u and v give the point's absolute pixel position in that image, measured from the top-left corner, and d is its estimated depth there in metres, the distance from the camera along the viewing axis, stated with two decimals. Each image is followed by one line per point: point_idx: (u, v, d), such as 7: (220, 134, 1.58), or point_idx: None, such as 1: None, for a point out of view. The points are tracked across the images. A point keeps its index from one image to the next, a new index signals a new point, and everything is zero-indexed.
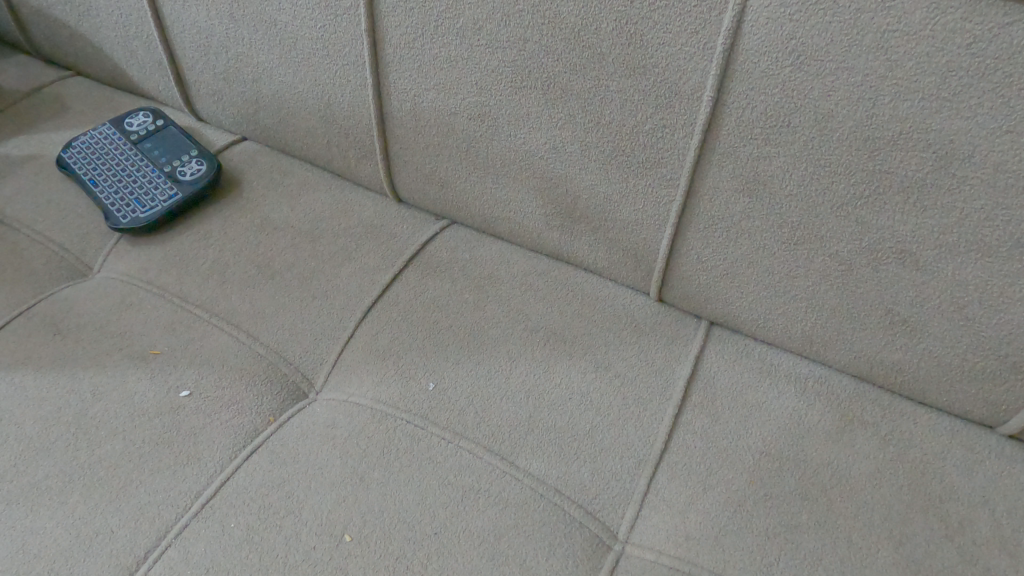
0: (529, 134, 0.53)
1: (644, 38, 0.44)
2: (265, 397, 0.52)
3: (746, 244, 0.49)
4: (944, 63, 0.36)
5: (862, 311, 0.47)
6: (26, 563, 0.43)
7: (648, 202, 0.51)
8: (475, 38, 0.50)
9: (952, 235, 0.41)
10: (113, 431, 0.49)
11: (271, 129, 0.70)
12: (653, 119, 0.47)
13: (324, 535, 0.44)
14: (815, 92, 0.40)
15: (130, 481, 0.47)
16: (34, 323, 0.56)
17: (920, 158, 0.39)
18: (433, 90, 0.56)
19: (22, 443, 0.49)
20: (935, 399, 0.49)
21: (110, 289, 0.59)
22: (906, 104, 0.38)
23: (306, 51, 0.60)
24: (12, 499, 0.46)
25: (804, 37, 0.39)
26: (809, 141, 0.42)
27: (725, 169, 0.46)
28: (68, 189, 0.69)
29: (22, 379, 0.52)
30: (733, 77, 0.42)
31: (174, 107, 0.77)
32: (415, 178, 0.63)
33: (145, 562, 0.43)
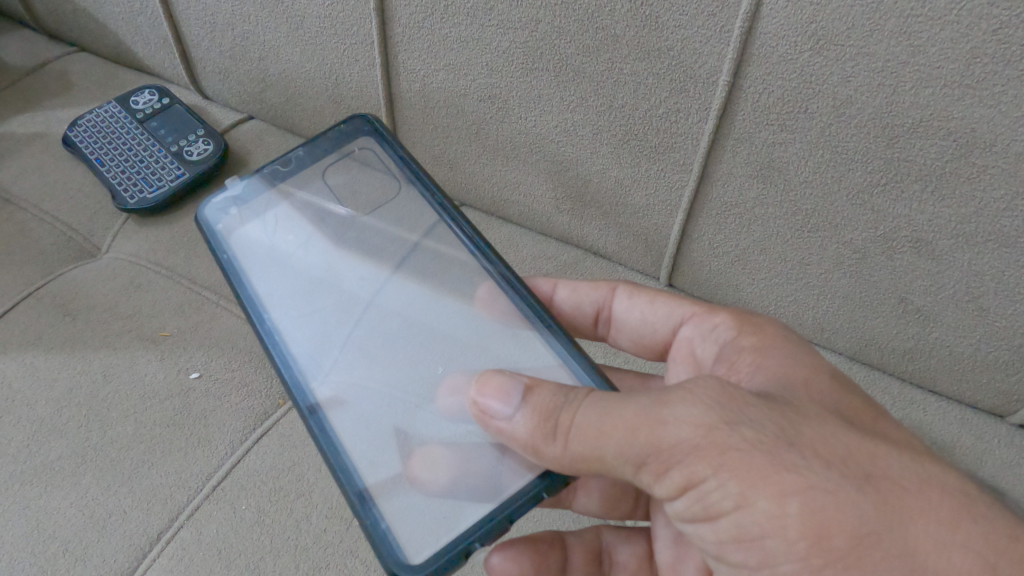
0: (541, 118, 0.53)
1: (660, 20, 0.42)
2: (275, 379, 0.52)
3: (759, 231, 0.49)
4: (969, 49, 0.35)
5: (874, 299, 0.47)
6: (41, 543, 0.44)
7: (659, 187, 0.51)
8: (485, 18, 0.49)
9: (970, 225, 0.40)
10: (124, 412, 0.49)
11: (278, 109, 0.69)
12: (667, 104, 0.46)
13: (335, 518, 0.44)
14: (834, 78, 0.39)
15: (142, 463, 0.47)
16: (44, 303, 0.56)
17: (940, 146, 0.38)
18: (443, 71, 0.55)
19: (35, 423, 0.49)
20: (945, 388, 0.49)
21: (118, 270, 0.59)
22: (927, 91, 0.37)
23: (313, 30, 0.59)
24: (27, 479, 0.46)
25: (825, 21, 0.37)
26: (825, 127, 0.41)
27: (739, 154, 0.46)
28: (75, 169, 0.68)
29: (33, 360, 0.53)
30: (750, 63, 0.41)
31: (180, 84, 0.76)
32: (424, 159, 0.62)
33: (157, 543, 0.44)
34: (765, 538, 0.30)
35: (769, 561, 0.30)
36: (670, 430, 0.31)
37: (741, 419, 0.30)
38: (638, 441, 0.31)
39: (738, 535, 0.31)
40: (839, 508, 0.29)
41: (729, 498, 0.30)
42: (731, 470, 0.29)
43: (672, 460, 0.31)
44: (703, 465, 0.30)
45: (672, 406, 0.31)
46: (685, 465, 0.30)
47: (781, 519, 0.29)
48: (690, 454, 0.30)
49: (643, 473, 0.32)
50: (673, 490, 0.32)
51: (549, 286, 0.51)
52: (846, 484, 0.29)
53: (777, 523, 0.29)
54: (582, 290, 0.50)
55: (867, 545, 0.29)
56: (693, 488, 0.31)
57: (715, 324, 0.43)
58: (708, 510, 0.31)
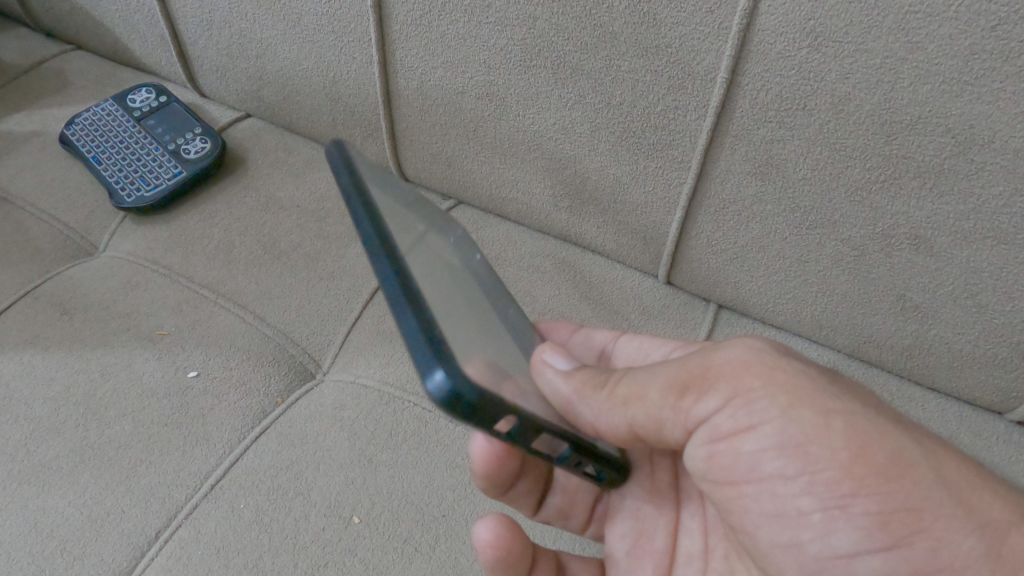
0: (539, 115, 0.53)
1: (658, 17, 0.42)
2: (273, 378, 0.52)
3: (758, 228, 0.49)
4: (968, 46, 0.35)
5: (873, 296, 0.47)
6: (39, 542, 0.44)
7: (657, 184, 0.51)
8: (483, 15, 0.49)
9: (968, 221, 0.40)
10: (122, 411, 0.49)
11: (276, 107, 0.69)
12: (665, 101, 0.46)
13: (333, 516, 0.44)
14: (833, 75, 0.39)
15: (139, 462, 0.47)
16: (41, 302, 0.56)
17: (938, 143, 0.38)
18: (441, 69, 0.55)
19: (33, 422, 0.49)
20: (943, 385, 0.49)
21: (116, 268, 0.59)
22: (926, 88, 0.37)
23: (311, 27, 0.59)
24: (25, 478, 0.46)
25: (823, 18, 0.37)
26: (824, 124, 0.41)
27: (737, 152, 0.46)
28: (72, 167, 0.68)
29: (31, 359, 0.52)
30: (748, 60, 0.41)
31: (177, 82, 0.76)
32: (422, 157, 0.62)
33: (155, 542, 0.44)
34: (807, 445, 0.31)
35: (807, 468, 0.30)
36: (723, 355, 0.34)
37: (786, 354, 0.34)
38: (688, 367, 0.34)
39: (772, 447, 0.31)
40: (879, 428, 0.31)
41: (774, 408, 0.31)
42: (786, 381, 0.32)
43: (722, 376, 0.33)
44: (758, 377, 0.32)
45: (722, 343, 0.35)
46: (738, 377, 0.33)
47: (825, 430, 0.31)
48: (743, 372, 0.33)
49: (684, 399, 0.34)
50: (712, 414, 0.33)
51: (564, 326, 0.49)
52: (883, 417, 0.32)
53: (821, 431, 0.31)
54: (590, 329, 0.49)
55: (909, 467, 0.30)
56: (738, 398, 0.32)
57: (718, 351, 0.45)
58: (737, 427, 0.32)
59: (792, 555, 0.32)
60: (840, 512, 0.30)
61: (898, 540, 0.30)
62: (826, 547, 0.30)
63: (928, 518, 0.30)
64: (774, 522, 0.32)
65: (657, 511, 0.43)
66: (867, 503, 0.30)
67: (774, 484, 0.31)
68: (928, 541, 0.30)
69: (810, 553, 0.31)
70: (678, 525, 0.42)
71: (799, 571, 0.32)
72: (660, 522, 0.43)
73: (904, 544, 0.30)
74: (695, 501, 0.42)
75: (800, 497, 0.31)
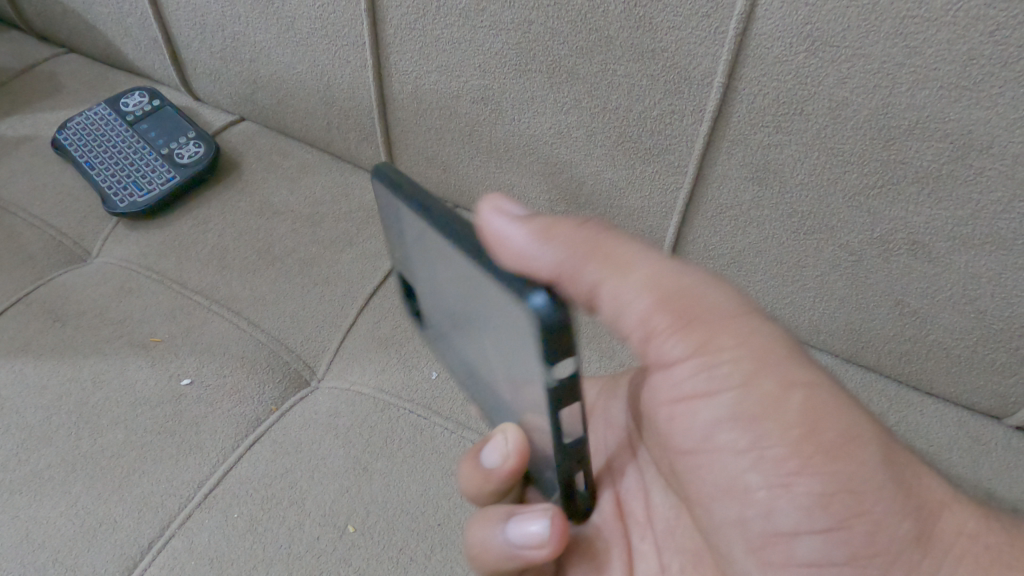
0: (534, 119, 0.52)
1: (653, 21, 0.42)
2: (267, 385, 0.51)
3: (754, 233, 0.48)
4: (966, 51, 0.34)
5: (870, 301, 0.47)
6: (30, 552, 0.43)
7: (654, 189, 0.50)
8: (478, 19, 0.49)
9: (967, 227, 0.40)
10: (114, 420, 0.49)
11: (270, 110, 0.68)
12: (661, 105, 0.46)
13: (328, 526, 0.44)
14: (830, 80, 0.39)
15: (132, 471, 0.46)
16: (33, 309, 0.55)
17: (937, 148, 0.38)
18: (435, 72, 0.54)
19: (25, 431, 0.48)
20: (942, 390, 0.49)
21: (108, 274, 0.58)
22: (923, 93, 0.36)
23: (304, 31, 0.58)
24: (16, 487, 0.46)
25: (820, 22, 0.37)
26: (821, 130, 0.41)
27: (734, 157, 0.45)
28: (65, 172, 0.67)
29: (23, 367, 0.52)
30: (745, 64, 0.41)
31: (171, 86, 0.76)
32: (417, 161, 0.62)
33: (148, 552, 0.43)
34: (761, 420, 0.31)
35: (757, 443, 0.31)
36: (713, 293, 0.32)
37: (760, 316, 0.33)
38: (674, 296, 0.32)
39: (727, 419, 0.32)
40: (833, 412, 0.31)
41: (735, 375, 0.31)
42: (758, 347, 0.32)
43: (702, 323, 0.32)
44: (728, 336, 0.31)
45: (709, 282, 0.33)
46: (708, 331, 0.32)
47: (782, 403, 0.31)
48: (723, 325, 0.32)
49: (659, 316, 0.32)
50: (677, 349, 0.32)
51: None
52: (846, 399, 0.32)
53: (774, 406, 0.31)
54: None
55: (856, 447, 0.31)
56: (704, 356, 0.32)
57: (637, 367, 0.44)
58: (697, 391, 0.32)
59: (737, 531, 0.33)
60: (781, 491, 0.32)
61: (837, 522, 0.31)
62: (765, 523, 0.32)
63: (868, 502, 0.32)
64: (725, 496, 0.33)
65: (607, 542, 0.41)
66: (810, 482, 0.31)
67: (725, 456, 0.32)
68: (866, 524, 0.32)
69: (755, 529, 0.33)
70: (630, 549, 0.41)
71: (744, 545, 0.34)
72: (614, 552, 0.41)
73: (844, 526, 0.31)
74: (642, 524, 0.41)
75: (749, 474, 0.32)
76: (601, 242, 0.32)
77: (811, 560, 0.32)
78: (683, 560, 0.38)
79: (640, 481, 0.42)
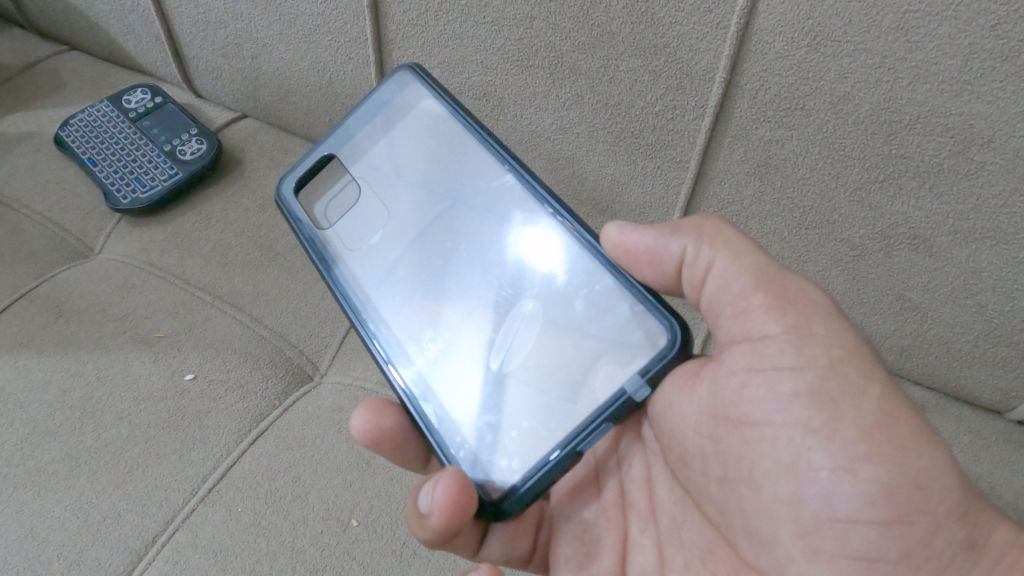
0: (536, 115, 0.52)
1: (655, 16, 0.42)
2: (270, 380, 0.52)
3: (756, 228, 0.48)
4: (967, 45, 0.34)
5: (871, 296, 0.47)
6: (35, 547, 0.43)
7: (656, 184, 0.51)
8: (480, 15, 0.49)
9: (968, 221, 0.40)
10: (118, 415, 0.49)
11: (272, 107, 0.68)
12: (663, 101, 0.46)
13: (331, 519, 0.44)
14: (832, 74, 0.39)
15: (136, 466, 0.47)
16: (36, 305, 0.56)
17: (938, 142, 0.38)
18: (438, 68, 0.54)
19: (29, 426, 0.49)
20: (944, 384, 0.49)
21: (111, 270, 0.59)
22: (925, 87, 0.37)
23: (307, 27, 0.59)
24: (20, 482, 0.46)
25: (822, 17, 0.37)
26: (823, 124, 0.41)
27: (736, 152, 0.45)
28: (67, 169, 0.68)
29: (26, 362, 0.52)
30: (747, 59, 0.41)
31: (173, 83, 0.76)
32: None
33: (153, 546, 0.43)
34: (838, 401, 0.31)
35: (831, 422, 0.31)
36: (807, 291, 0.34)
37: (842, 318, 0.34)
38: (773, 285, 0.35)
39: (804, 395, 0.32)
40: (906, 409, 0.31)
41: (824, 357, 0.32)
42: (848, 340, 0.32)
43: (797, 308, 0.34)
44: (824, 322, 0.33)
45: (807, 282, 0.35)
46: (805, 314, 0.33)
47: (861, 393, 0.31)
48: (819, 314, 0.33)
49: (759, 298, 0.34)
50: (773, 333, 0.34)
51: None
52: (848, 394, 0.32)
53: (857, 392, 0.31)
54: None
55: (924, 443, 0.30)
56: (796, 334, 0.33)
57: None
58: (779, 364, 0.33)
59: (791, 511, 0.32)
60: (847, 474, 0.30)
61: (899, 517, 0.29)
62: (822, 508, 0.31)
63: (931, 500, 0.30)
64: (783, 472, 0.32)
65: (602, 532, 0.41)
66: (878, 471, 0.30)
67: (793, 431, 0.32)
68: (926, 524, 0.30)
69: (808, 511, 0.31)
70: (625, 540, 0.40)
71: (795, 529, 0.31)
72: (607, 541, 0.40)
73: (905, 522, 0.29)
74: (644, 517, 0.40)
75: (814, 451, 0.31)
76: (721, 232, 0.37)
77: (864, 553, 0.30)
78: (687, 556, 0.37)
79: (644, 475, 0.41)
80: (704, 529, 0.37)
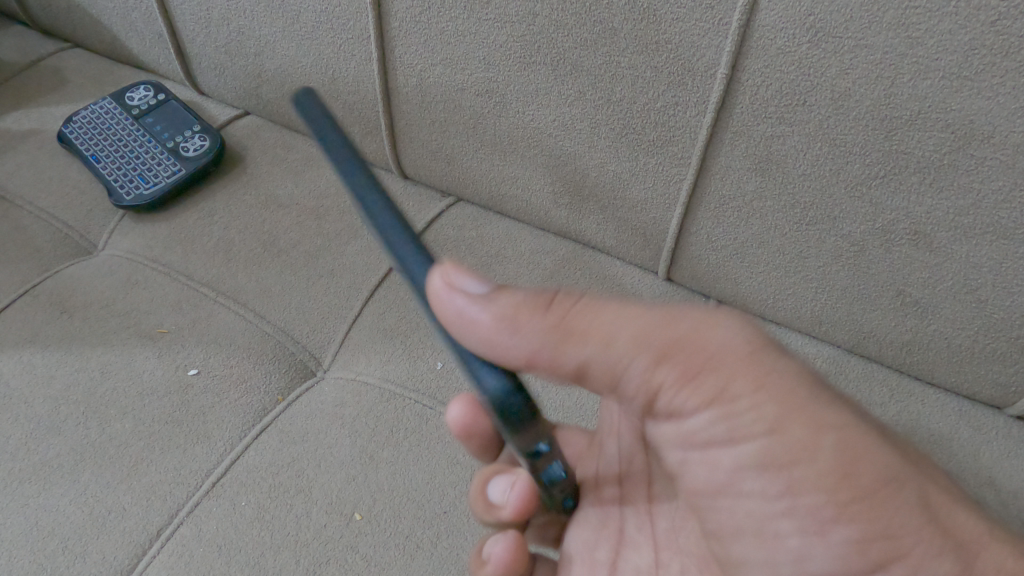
0: (538, 111, 0.53)
1: (657, 12, 0.42)
2: (273, 375, 0.52)
3: (757, 224, 0.49)
4: (968, 41, 0.35)
5: (872, 292, 0.47)
6: (40, 540, 0.44)
7: (657, 180, 0.51)
8: (483, 12, 0.49)
9: (968, 217, 0.40)
10: (122, 410, 0.49)
11: (274, 104, 0.69)
12: (664, 97, 0.46)
13: (335, 513, 0.44)
14: (832, 70, 0.39)
15: (140, 460, 0.47)
16: (41, 301, 0.56)
17: (938, 138, 0.38)
18: (440, 65, 0.55)
19: (34, 420, 0.49)
20: (943, 379, 0.49)
21: (115, 266, 0.59)
22: (926, 83, 0.37)
23: (310, 24, 0.59)
24: (25, 476, 0.46)
25: (823, 13, 0.37)
26: (824, 121, 0.41)
27: (737, 148, 0.46)
28: (70, 165, 0.68)
29: (31, 357, 0.52)
30: (748, 55, 0.41)
31: (175, 80, 0.76)
32: (422, 154, 0.62)
33: (157, 540, 0.44)
34: (786, 461, 0.32)
35: (791, 489, 0.32)
36: (718, 338, 0.32)
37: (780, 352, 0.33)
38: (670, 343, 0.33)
39: (751, 462, 0.32)
40: (871, 457, 0.32)
41: (767, 420, 0.32)
42: (778, 393, 0.32)
43: (711, 366, 0.32)
44: (744, 381, 0.32)
45: (708, 319, 0.32)
46: (720, 380, 0.32)
47: (808, 447, 0.32)
48: (738, 369, 0.32)
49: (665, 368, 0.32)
50: (699, 403, 0.33)
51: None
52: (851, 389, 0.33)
53: (812, 454, 0.32)
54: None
55: (888, 492, 0.32)
56: (721, 403, 0.32)
57: None
58: (715, 437, 0.33)
59: (768, 558, 0.34)
60: (817, 534, 0.32)
61: (873, 567, 0.32)
62: (797, 567, 0.33)
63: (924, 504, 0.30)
64: (756, 527, 0.34)
65: (602, 526, 0.43)
66: (845, 525, 0.32)
67: (753, 491, 0.33)
68: None
69: (787, 556, 0.33)
70: (623, 535, 0.42)
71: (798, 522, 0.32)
72: (606, 535, 0.42)
73: (879, 569, 0.32)
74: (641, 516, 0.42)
75: (777, 509, 0.33)
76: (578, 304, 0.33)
77: None
78: (682, 561, 0.39)
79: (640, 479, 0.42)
80: (696, 538, 0.39)
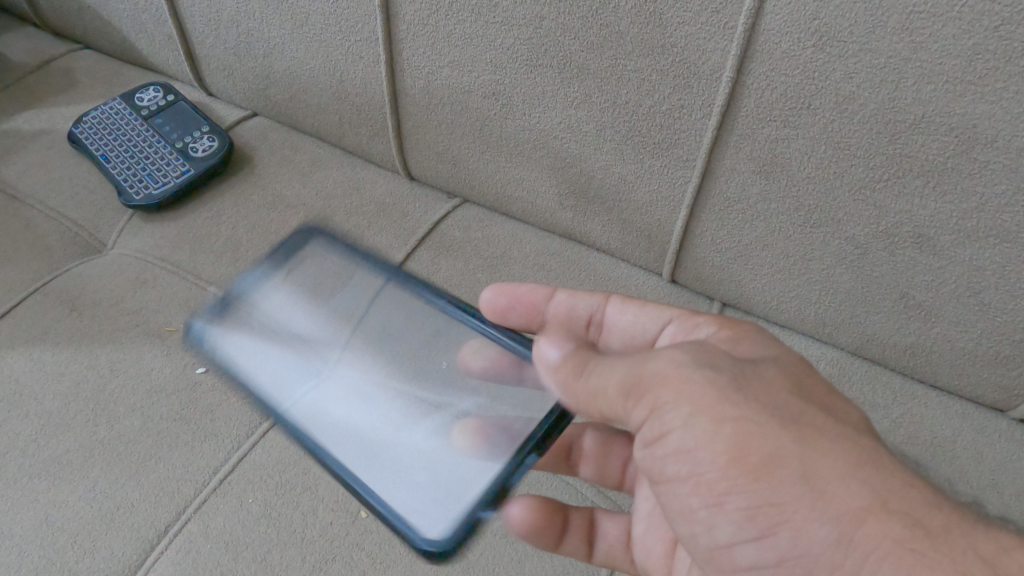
0: (544, 114, 0.53)
1: (663, 16, 0.43)
2: None
3: (762, 227, 0.49)
4: (971, 45, 0.35)
5: (876, 294, 0.47)
6: (50, 535, 0.44)
7: (663, 183, 0.51)
8: (490, 15, 0.50)
9: (971, 220, 0.41)
10: (131, 407, 0.50)
11: (283, 105, 0.69)
12: (670, 100, 0.46)
13: (340, 511, 0.45)
14: (837, 74, 0.39)
15: (149, 457, 0.47)
16: (50, 299, 0.56)
17: (941, 142, 0.39)
18: (447, 68, 0.55)
19: (44, 418, 0.49)
20: (947, 382, 0.49)
21: (124, 265, 0.59)
22: (929, 88, 0.37)
23: (319, 27, 0.59)
24: (36, 472, 0.47)
25: (827, 17, 0.38)
26: (828, 124, 0.41)
27: (741, 151, 0.46)
28: (80, 165, 0.68)
29: (41, 354, 0.53)
30: (753, 59, 0.41)
31: (184, 81, 0.77)
32: (428, 156, 0.63)
33: (165, 536, 0.44)
34: (698, 452, 0.31)
35: (696, 472, 0.32)
36: (655, 361, 0.33)
37: (710, 362, 0.33)
38: (629, 373, 0.34)
39: (672, 452, 0.32)
40: (768, 435, 0.30)
41: (678, 418, 0.32)
42: (693, 397, 0.31)
43: (648, 392, 0.33)
44: (669, 393, 0.32)
45: (658, 352, 0.34)
46: (653, 397, 0.33)
47: (714, 437, 0.31)
48: (665, 385, 0.32)
49: (629, 401, 0.34)
50: (642, 415, 0.34)
51: (539, 292, 0.48)
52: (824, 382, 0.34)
53: (709, 439, 0.31)
54: (575, 295, 0.48)
55: (779, 466, 0.30)
56: (654, 409, 0.33)
57: (698, 321, 0.42)
58: (652, 432, 0.33)
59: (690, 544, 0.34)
60: (717, 509, 0.31)
61: (765, 533, 0.31)
62: (711, 539, 0.33)
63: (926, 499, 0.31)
64: (677, 516, 0.34)
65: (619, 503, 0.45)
66: (740, 500, 0.31)
67: (674, 484, 0.33)
68: None
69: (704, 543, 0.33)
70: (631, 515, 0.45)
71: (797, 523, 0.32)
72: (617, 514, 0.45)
73: (770, 533, 0.30)
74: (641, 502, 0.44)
75: (689, 496, 0.32)
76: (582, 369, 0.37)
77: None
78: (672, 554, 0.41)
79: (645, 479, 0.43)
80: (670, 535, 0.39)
